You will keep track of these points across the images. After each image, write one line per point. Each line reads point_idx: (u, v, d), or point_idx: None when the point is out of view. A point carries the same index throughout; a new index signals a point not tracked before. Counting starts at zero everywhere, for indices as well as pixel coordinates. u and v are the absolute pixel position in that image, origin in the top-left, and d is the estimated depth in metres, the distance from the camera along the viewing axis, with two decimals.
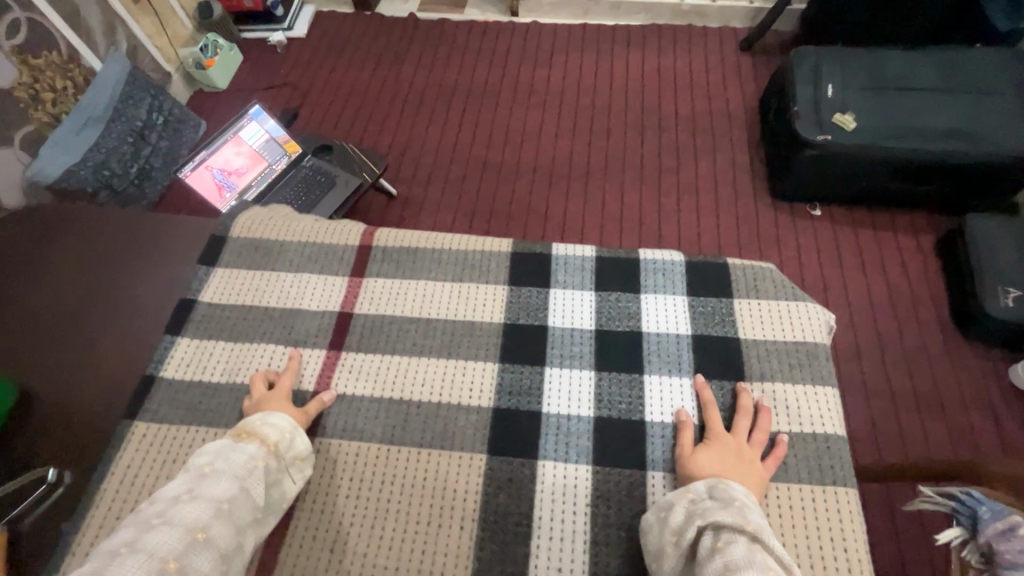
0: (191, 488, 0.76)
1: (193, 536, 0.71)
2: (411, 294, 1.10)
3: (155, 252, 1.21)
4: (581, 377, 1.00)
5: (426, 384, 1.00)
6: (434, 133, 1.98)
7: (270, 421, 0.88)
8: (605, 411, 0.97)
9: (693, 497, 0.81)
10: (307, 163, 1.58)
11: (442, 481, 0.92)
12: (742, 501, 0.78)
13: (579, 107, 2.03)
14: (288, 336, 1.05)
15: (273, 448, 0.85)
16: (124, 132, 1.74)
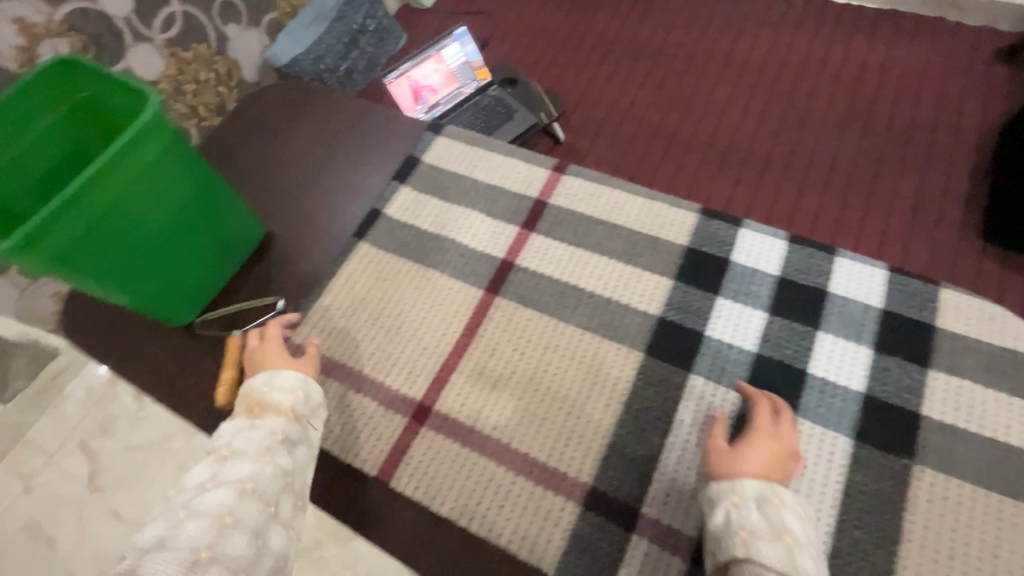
0: (210, 475, 0.70)
1: (219, 527, 0.64)
2: (604, 198, 1.05)
3: (371, 157, 1.17)
4: (752, 316, 0.92)
5: (608, 280, 0.97)
6: (611, 83, 1.88)
7: (272, 378, 0.83)
8: (768, 351, 0.89)
9: (737, 505, 0.70)
10: (492, 92, 1.60)
11: (601, 361, 0.90)
12: (802, 538, 0.67)
13: (778, 89, 1.77)
14: (493, 210, 1.06)
15: (289, 412, 0.81)
16: (342, 32, 1.91)
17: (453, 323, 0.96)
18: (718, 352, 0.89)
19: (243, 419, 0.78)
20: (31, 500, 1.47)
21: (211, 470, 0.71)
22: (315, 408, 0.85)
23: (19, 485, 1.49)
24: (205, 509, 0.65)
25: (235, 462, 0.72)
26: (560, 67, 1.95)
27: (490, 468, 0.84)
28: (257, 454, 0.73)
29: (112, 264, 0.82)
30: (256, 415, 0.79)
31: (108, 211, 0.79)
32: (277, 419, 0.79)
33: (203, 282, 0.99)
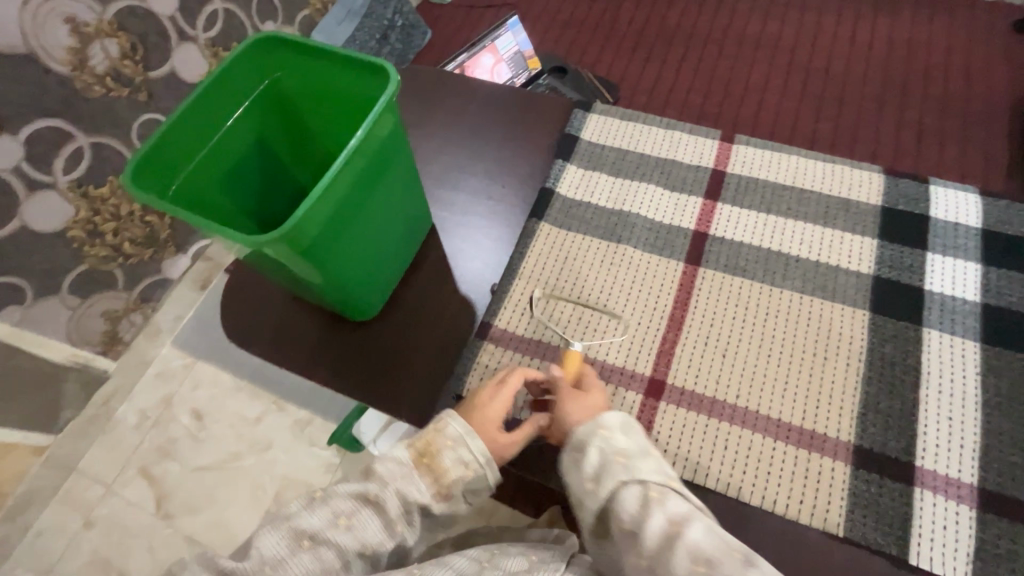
0: (354, 508, 0.50)
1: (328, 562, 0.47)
2: (791, 155, 0.71)
3: (528, 140, 0.78)
4: (967, 201, 0.65)
5: (807, 235, 0.65)
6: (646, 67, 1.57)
7: (465, 441, 0.53)
8: (1009, 242, 0.62)
9: (606, 437, 0.53)
10: (544, 82, 1.44)
11: (839, 339, 0.59)
12: (630, 444, 0.52)
13: (843, 48, 1.52)
14: (667, 180, 0.71)
15: (443, 490, 0.52)
16: (373, 30, 1.41)
17: (678, 257, 0.66)
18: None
19: (404, 454, 0.53)
20: (94, 535, 1.04)
21: (355, 505, 0.50)
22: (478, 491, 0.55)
23: (77, 519, 1.06)
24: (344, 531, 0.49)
25: (376, 515, 0.50)
26: (581, 46, 1.62)
27: (774, 441, 0.55)
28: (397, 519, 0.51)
29: (360, 254, 0.60)
30: (421, 467, 0.53)
31: (369, 178, 0.55)
32: (422, 489, 0.52)
33: (391, 280, 0.68)
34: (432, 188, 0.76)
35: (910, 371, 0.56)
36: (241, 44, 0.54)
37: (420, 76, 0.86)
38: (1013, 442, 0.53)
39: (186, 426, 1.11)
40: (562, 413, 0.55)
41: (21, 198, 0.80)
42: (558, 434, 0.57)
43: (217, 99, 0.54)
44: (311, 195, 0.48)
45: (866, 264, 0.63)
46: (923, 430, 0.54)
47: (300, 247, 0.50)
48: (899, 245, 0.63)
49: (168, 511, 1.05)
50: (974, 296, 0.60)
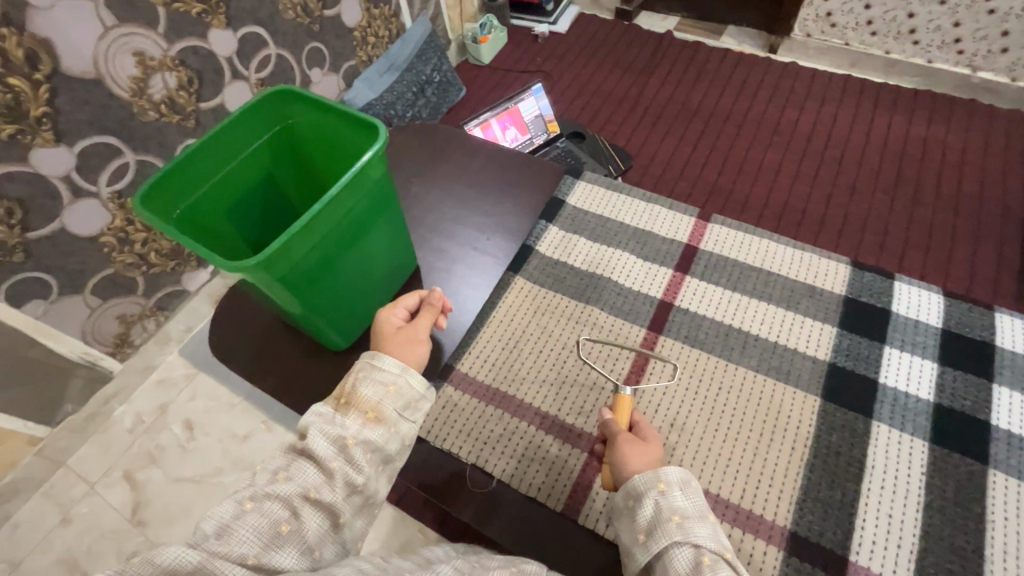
0: (289, 463, 0.51)
1: (269, 541, 0.46)
2: (764, 239, 0.75)
3: (520, 199, 0.83)
4: (932, 300, 0.67)
5: (769, 317, 0.67)
6: (664, 140, 1.54)
7: (376, 362, 0.56)
8: (969, 346, 0.63)
9: (663, 492, 0.51)
10: (561, 144, 1.47)
11: (786, 421, 0.60)
12: (688, 506, 0.51)
13: (868, 130, 1.49)
14: (641, 249, 0.75)
15: (373, 413, 0.53)
16: (410, 83, 1.45)
17: (640, 324, 0.68)
18: (1002, 371, 0.61)
19: (325, 408, 0.54)
20: (69, 533, 1.06)
21: (290, 459, 0.51)
22: (414, 405, 0.56)
23: (55, 515, 1.08)
24: (276, 496, 0.48)
25: (310, 466, 0.51)
26: (603, 116, 1.63)
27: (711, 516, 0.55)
28: (330, 458, 0.51)
29: (339, 286, 0.64)
30: (344, 409, 0.53)
31: (353, 220, 0.60)
32: (352, 423, 0.52)
33: (368, 316, 0.72)
34: (422, 234, 0.82)
35: (854, 461, 0.57)
36: (259, 96, 0.62)
37: (430, 134, 0.94)
38: (951, 547, 0.52)
39: (176, 436, 1.14)
40: (620, 459, 0.54)
41: (64, 204, 0.87)
42: (615, 481, 0.55)
43: (232, 140, 0.61)
44: (292, 230, 0.53)
45: (824, 350, 0.64)
46: (861, 525, 0.54)
47: (277, 276, 0.54)
48: (857, 335, 0.65)
49: (142, 518, 1.07)
50: (927, 395, 0.60)
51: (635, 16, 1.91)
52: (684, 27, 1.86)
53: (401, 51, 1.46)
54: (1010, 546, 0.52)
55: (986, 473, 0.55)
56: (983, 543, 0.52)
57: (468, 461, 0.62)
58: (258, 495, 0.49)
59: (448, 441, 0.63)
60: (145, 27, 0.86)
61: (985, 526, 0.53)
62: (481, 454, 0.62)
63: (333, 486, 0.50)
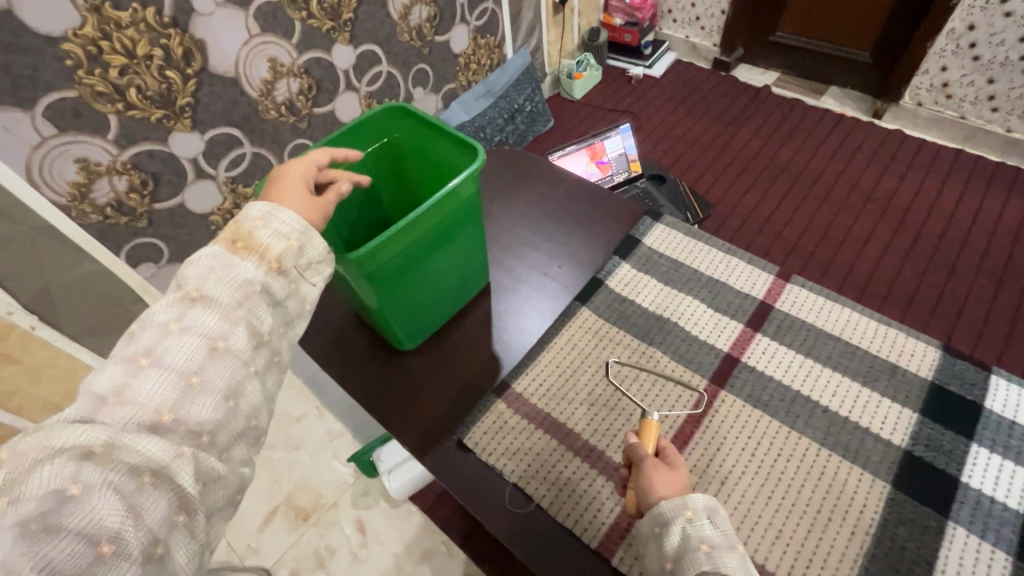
0: (180, 315, 0.43)
1: (172, 404, 0.39)
2: (845, 308, 0.71)
3: (595, 233, 0.85)
4: None
5: (842, 390, 0.64)
6: (745, 195, 1.50)
7: (275, 213, 0.48)
8: None
9: (690, 520, 0.49)
10: (641, 184, 1.43)
11: (847, 505, 0.56)
12: (716, 535, 0.48)
13: (975, 209, 1.38)
14: (712, 300, 0.74)
15: (275, 262, 0.47)
16: (503, 110, 1.54)
17: (702, 374, 0.67)
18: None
19: (218, 250, 0.46)
20: None
21: (180, 310, 0.43)
22: (315, 264, 0.50)
23: None
24: (177, 345, 0.41)
25: (207, 311, 0.43)
26: (686, 161, 1.62)
27: None
28: (236, 306, 0.44)
29: (417, 289, 0.68)
30: (240, 252, 0.46)
31: (440, 230, 0.65)
32: (250, 269, 0.46)
33: (436, 321, 0.75)
34: (496, 252, 0.85)
35: (919, 561, 0.53)
36: (377, 108, 0.68)
37: (518, 159, 0.98)
38: None
39: None
40: (645, 486, 0.52)
41: (187, 182, 0.95)
42: (640, 508, 0.54)
43: (348, 143, 0.68)
44: (387, 232, 0.58)
45: (901, 435, 0.60)
46: None
47: (365, 272, 0.59)
48: (941, 425, 0.60)
49: None
50: (1016, 505, 0.54)
51: (735, 67, 1.90)
52: (783, 83, 1.83)
53: (499, 79, 1.53)
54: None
55: None
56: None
57: (508, 479, 0.63)
58: (156, 347, 0.41)
59: (492, 455, 0.64)
60: (281, 37, 0.95)
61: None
62: (522, 475, 0.62)
63: (239, 328, 0.44)
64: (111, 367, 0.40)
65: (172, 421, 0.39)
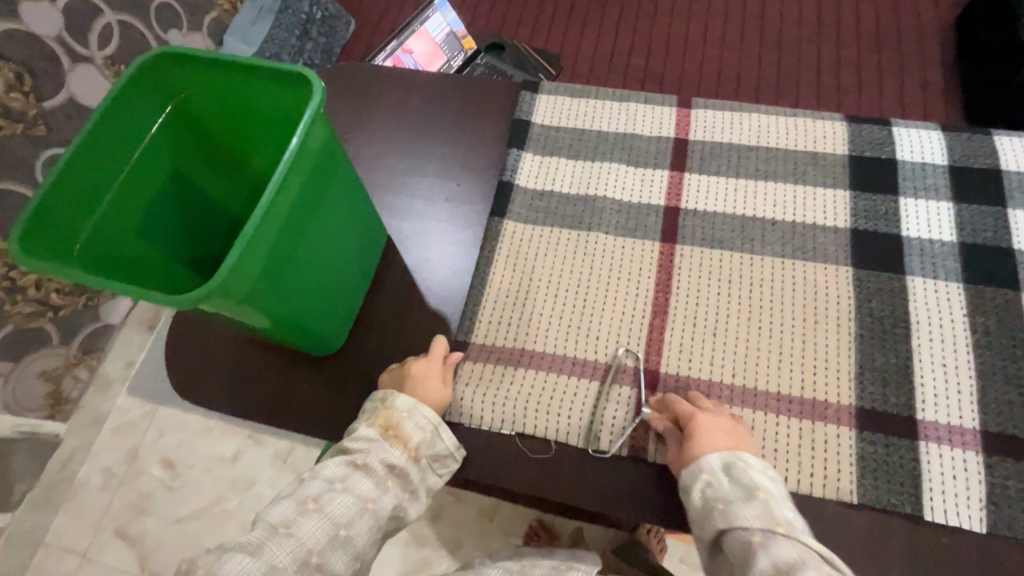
0: (344, 474, 0.48)
1: (329, 541, 0.45)
2: (752, 115, 0.68)
3: (477, 133, 0.72)
4: (933, 140, 0.64)
5: (779, 197, 0.63)
6: (584, 35, 1.38)
7: (417, 408, 0.52)
8: (977, 178, 0.62)
9: (708, 483, 0.47)
10: (481, 61, 1.24)
11: (824, 301, 0.57)
12: (730, 491, 0.46)
13: None
14: (630, 157, 0.67)
15: (415, 455, 0.51)
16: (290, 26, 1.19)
17: (651, 238, 0.63)
18: (1013, 195, 0.60)
19: (369, 434, 0.51)
20: None
21: (345, 470, 0.48)
22: (445, 459, 0.53)
23: None
24: (339, 497, 0.47)
25: (366, 478, 0.48)
26: (514, 18, 1.42)
27: (777, 416, 0.53)
28: (386, 479, 0.49)
29: (314, 281, 0.54)
30: (387, 439, 0.50)
31: (308, 201, 0.50)
32: (396, 457, 0.50)
33: (354, 304, 0.62)
34: (383, 198, 0.70)
35: (899, 322, 0.56)
36: (131, 69, 0.47)
37: (349, 76, 0.78)
38: (1006, 379, 0.53)
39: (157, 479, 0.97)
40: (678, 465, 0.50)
41: None
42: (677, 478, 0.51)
43: (113, 132, 0.47)
44: (242, 236, 0.42)
45: (842, 217, 0.61)
46: (920, 382, 0.53)
47: (239, 295, 0.45)
48: (871, 194, 0.62)
49: None
50: (950, 237, 0.59)
51: None
52: None
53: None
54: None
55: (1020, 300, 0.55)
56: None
57: (510, 433, 0.56)
58: (320, 496, 0.46)
59: (484, 418, 0.56)
60: None
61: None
62: (524, 421, 0.56)
63: (388, 495, 0.49)
64: (285, 501, 0.46)
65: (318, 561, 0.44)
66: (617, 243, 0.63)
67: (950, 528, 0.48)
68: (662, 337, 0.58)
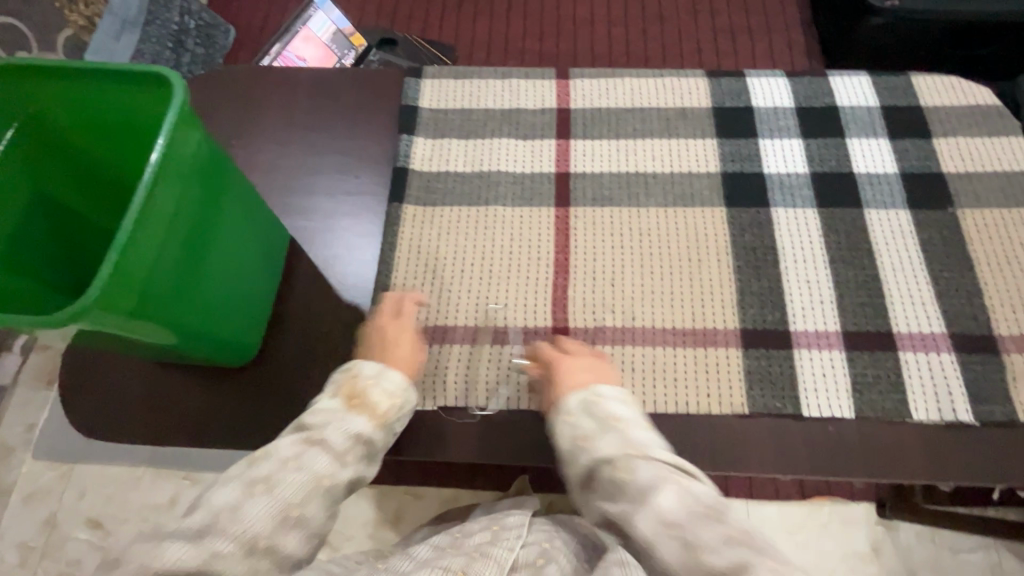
0: (298, 452, 0.45)
1: (280, 522, 0.42)
2: (626, 80, 0.73)
3: (366, 123, 0.72)
4: (781, 86, 0.71)
5: (657, 153, 0.68)
6: (474, 23, 1.39)
7: (384, 374, 0.52)
8: (820, 116, 0.69)
9: (593, 406, 0.49)
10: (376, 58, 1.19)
11: (707, 241, 0.63)
12: (589, 423, 0.48)
13: None
14: (518, 131, 0.70)
15: (376, 425, 0.50)
16: (162, 40, 1.11)
17: (547, 204, 0.66)
18: (850, 126, 0.68)
19: (332, 405, 0.49)
20: None
21: (300, 446, 0.46)
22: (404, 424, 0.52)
23: None
24: (293, 475, 0.44)
25: (322, 453, 0.46)
26: (403, 12, 1.42)
27: (674, 349, 0.58)
28: (343, 450, 0.47)
29: (212, 288, 0.52)
30: (348, 410, 0.49)
31: (190, 208, 0.48)
32: (360, 426, 0.49)
33: (264, 310, 0.60)
34: (279, 199, 0.69)
35: (769, 250, 0.62)
36: None
37: (227, 81, 0.75)
38: (859, 285, 0.60)
39: (83, 538, 0.90)
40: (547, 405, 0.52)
41: None
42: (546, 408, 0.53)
43: None
44: (115, 246, 0.40)
45: (713, 163, 0.67)
46: (790, 299, 0.60)
47: (122, 310, 0.42)
48: (735, 139, 0.68)
49: None
50: (803, 169, 0.66)
51: None
52: None
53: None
54: (897, 263, 0.61)
55: (863, 216, 0.63)
56: (880, 271, 0.61)
57: (434, 408, 0.57)
58: (272, 476, 0.43)
59: None
60: None
61: (876, 257, 0.61)
62: (446, 394, 0.57)
63: (345, 467, 0.47)
64: (230, 487, 0.42)
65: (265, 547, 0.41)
66: (515, 214, 0.65)
67: (829, 418, 0.55)
68: (569, 297, 0.61)
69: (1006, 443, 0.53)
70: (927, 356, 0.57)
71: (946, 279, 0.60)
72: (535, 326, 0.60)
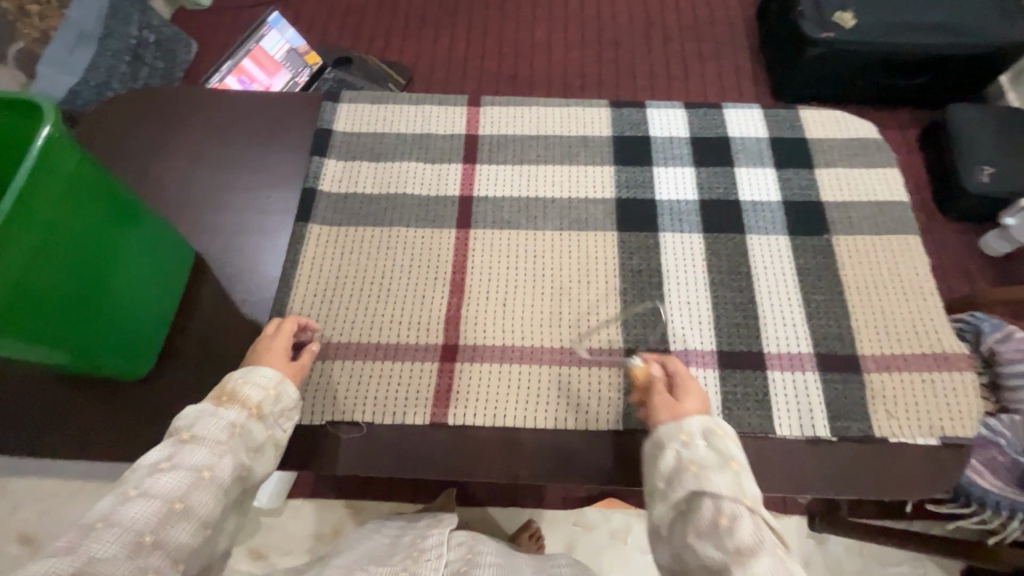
0: (170, 454, 0.45)
1: (166, 514, 0.42)
2: (533, 108, 0.76)
3: (278, 144, 0.74)
4: (677, 117, 0.75)
5: (557, 179, 0.71)
6: (433, 47, 1.43)
7: (255, 371, 0.53)
8: (712, 145, 0.73)
9: (686, 443, 0.47)
10: (330, 77, 1.18)
11: (596, 263, 0.66)
12: (707, 455, 0.46)
13: None
14: (425, 154, 0.73)
15: (256, 411, 0.50)
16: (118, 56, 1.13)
17: (448, 226, 0.68)
18: (738, 156, 0.73)
19: (200, 406, 0.49)
20: None
21: (171, 450, 0.45)
22: (288, 410, 0.53)
23: None
24: (167, 475, 0.43)
25: (198, 447, 0.46)
26: (364, 34, 1.44)
27: (558, 366, 0.61)
28: (224, 439, 0.47)
29: (96, 301, 0.53)
30: (219, 406, 0.49)
31: (69, 221, 0.49)
32: (234, 417, 0.49)
33: (159, 321, 0.61)
34: (192, 215, 0.70)
35: (654, 272, 0.65)
36: None
37: (151, 100, 0.77)
38: (740, 306, 0.64)
39: (14, 555, 0.90)
40: None
41: None
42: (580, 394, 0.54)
43: None
44: None
45: (608, 189, 0.70)
46: (670, 319, 0.63)
47: None
48: (631, 166, 0.72)
49: None
50: (691, 196, 0.70)
51: None
52: None
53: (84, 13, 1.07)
54: (773, 286, 0.65)
55: (744, 240, 0.67)
56: (756, 293, 0.64)
57: (320, 424, 0.58)
58: (146, 482, 0.43)
59: None
60: None
61: (754, 281, 0.65)
62: (332, 410, 0.59)
63: (228, 457, 0.47)
64: (103, 500, 0.41)
65: (154, 543, 0.41)
66: (416, 234, 0.68)
67: None
68: (463, 316, 0.63)
69: (867, 459, 0.57)
70: (795, 376, 0.60)
71: (819, 302, 0.64)
72: (424, 343, 0.62)
